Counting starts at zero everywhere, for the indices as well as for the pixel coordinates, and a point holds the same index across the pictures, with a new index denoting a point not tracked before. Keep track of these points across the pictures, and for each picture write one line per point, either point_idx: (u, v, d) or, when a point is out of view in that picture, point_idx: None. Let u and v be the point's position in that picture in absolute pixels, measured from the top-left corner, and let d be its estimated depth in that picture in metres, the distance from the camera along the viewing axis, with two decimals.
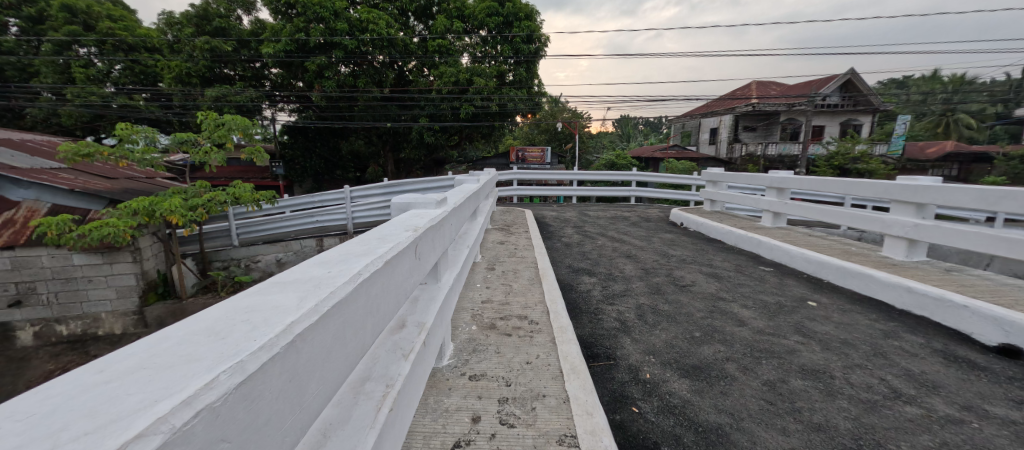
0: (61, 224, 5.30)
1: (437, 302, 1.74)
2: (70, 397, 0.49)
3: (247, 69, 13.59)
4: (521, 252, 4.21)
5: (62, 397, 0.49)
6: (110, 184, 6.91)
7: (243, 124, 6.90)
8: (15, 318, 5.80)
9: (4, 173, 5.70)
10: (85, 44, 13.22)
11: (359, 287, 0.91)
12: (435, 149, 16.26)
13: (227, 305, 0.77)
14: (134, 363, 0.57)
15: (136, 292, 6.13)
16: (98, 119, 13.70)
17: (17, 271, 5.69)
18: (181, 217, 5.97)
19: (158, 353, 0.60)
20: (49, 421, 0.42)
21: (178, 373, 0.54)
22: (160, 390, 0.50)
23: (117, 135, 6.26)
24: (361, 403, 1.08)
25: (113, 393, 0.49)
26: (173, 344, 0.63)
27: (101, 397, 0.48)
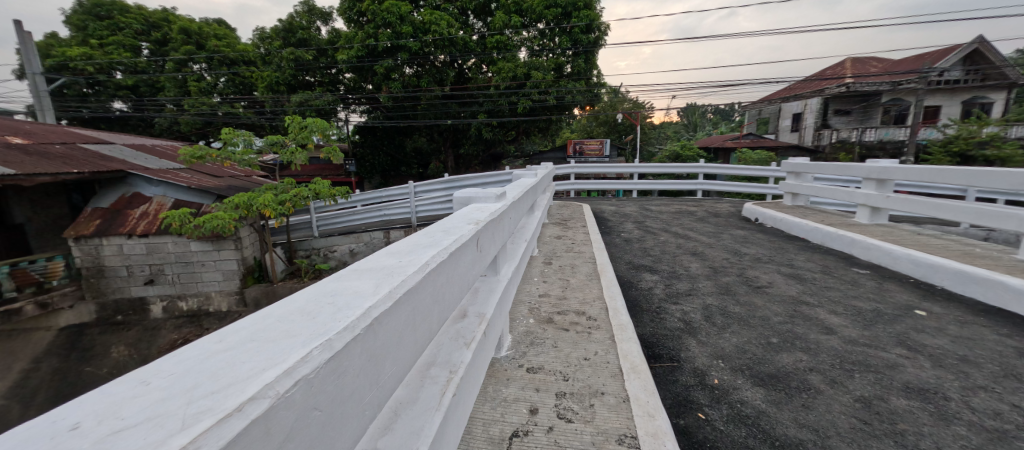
0: (182, 216, 6.21)
1: (497, 293, 1.78)
2: (198, 361, 0.57)
3: (325, 76, 14.45)
4: (578, 247, 4.15)
5: (191, 362, 0.57)
6: (215, 181, 7.94)
7: (322, 126, 7.50)
8: (149, 294, 6.86)
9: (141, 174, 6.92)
10: (198, 61, 15.25)
11: (427, 276, 0.95)
12: (492, 144, 16.57)
13: (317, 287, 0.84)
14: (245, 336, 0.65)
15: (238, 275, 6.97)
16: (208, 126, 15.72)
17: (150, 254, 6.71)
18: (273, 211, 6.66)
19: (268, 326, 0.68)
20: (181, 392, 0.48)
21: (278, 346, 0.60)
22: (266, 358, 0.56)
23: (223, 139, 7.11)
24: (427, 386, 1.13)
25: (228, 360, 0.56)
26: (273, 320, 0.70)
27: (223, 362, 0.56)
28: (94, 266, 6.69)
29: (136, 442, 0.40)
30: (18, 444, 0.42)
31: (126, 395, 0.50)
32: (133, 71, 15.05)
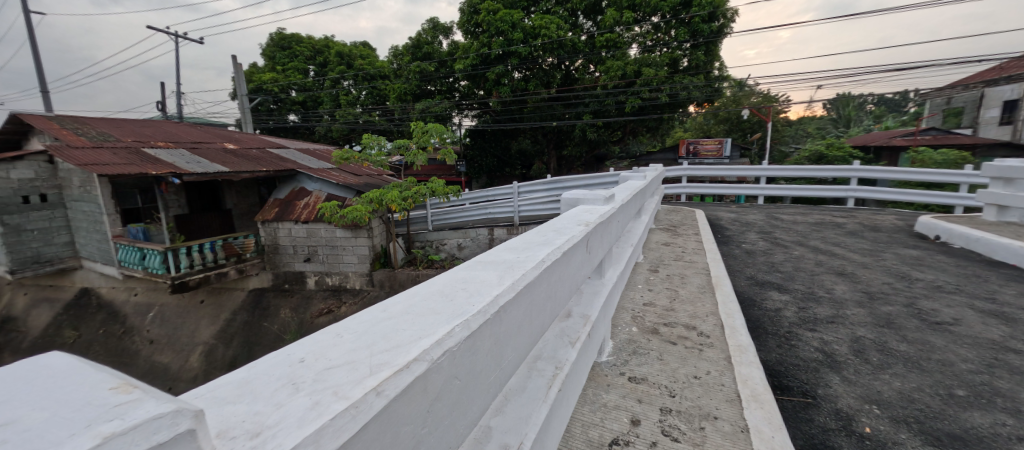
0: (332, 208, 7.37)
1: (601, 297, 1.74)
2: (370, 325, 0.72)
3: (444, 84, 15.69)
4: (689, 256, 3.82)
5: (365, 326, 0.72)
6: (355, 179, 9.30)
7: (440, 130, 8.23)
8: (306, 269, 8.30)
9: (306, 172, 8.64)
10: (347, 79, 18.00)
11: (545, 271, 0.99)
12: (597, 145, 16.21)
13: (449, 275, 0.96)
14: (401, 308, 0.78)
15: (369, 259, 8.04)
16: (351, 133, 18.41)
17: (308, 237, 8.13)
18: (398, 205, 7.51)
19: (414, 303, 0.82)
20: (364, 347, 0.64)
21: (428, 320, 0.72)
22: (420, 331, 0.68)
23: (363, 143, 8.25)
24: (534, 378, 1.16)
25: (392, 328, 0.70)
26: (420, 298, 0.83)
27: (388, 329, 0.70)
28: (270, 244, 8.35)
29: (342, 379, 0.55)
30: (269, 368, 0.61)
31: (325, 344, 0.67)
32: (303, 89, 18.46)
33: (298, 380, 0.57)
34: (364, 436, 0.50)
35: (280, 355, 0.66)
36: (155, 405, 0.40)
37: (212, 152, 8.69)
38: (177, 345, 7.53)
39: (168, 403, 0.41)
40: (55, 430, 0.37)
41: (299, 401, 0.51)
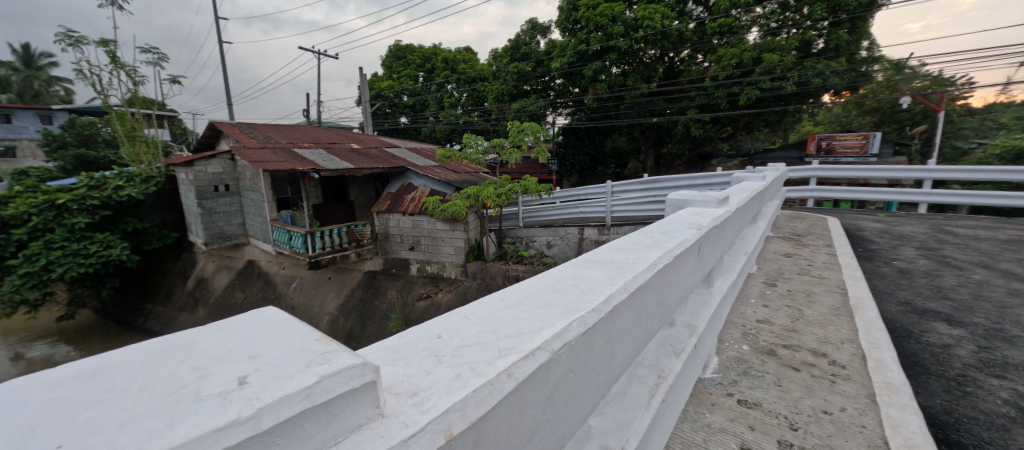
0: (434, 202, 8.02)
1: (710, 308, 1.61)
2: (493, 313, 0.88)
3: (539, 84, 15.64)
4: (819, 271, 3.30)
5: (490, 312, 0.89)
6: (455, 175, 9.92)
7: (534, 129, 8.33)
8: (410, 257, 9.09)
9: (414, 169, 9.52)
10: (451, 83, 19.26)
11: (653, 276, 1.02)
12: (703, 142, 14.84)
13: (558, 273, 1.08)
14: (518, 300, 0.94)
15: (464, 251, 8.53)
16: (452, 133, 19.61)
17: (413, 228, 8.92)
18: (493, 202, 7.79)
19: (528, 294, 0.97)
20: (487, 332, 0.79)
21: (545, 314, 0.84)
22: (538, 322, 0.81)
23: (463, 143, 8.75)
24: (635, 384, 1.12)
25: (512, 316, 0.85)
26: (535, 292, 0.97)
27: (507, 317, 0.85)
28: (382, 233, 9.32)
29: (477, 357, 0.71)
30: (412, 342, 0.80)
31: (460, 324, 0.86)
32: (413, 94, 20.27)
33: (440, 352, 0.74)
34: (496, 411, 0.64)
35: (420, 333, 0.85)
36: (345, 359, 0.58)
37: (342, 151, 10.03)
38: (311, 312, 9.21)
39: (351, 357, 0.60)
40: (284, 367, 0.58)
41: (442, 372, 0.68)
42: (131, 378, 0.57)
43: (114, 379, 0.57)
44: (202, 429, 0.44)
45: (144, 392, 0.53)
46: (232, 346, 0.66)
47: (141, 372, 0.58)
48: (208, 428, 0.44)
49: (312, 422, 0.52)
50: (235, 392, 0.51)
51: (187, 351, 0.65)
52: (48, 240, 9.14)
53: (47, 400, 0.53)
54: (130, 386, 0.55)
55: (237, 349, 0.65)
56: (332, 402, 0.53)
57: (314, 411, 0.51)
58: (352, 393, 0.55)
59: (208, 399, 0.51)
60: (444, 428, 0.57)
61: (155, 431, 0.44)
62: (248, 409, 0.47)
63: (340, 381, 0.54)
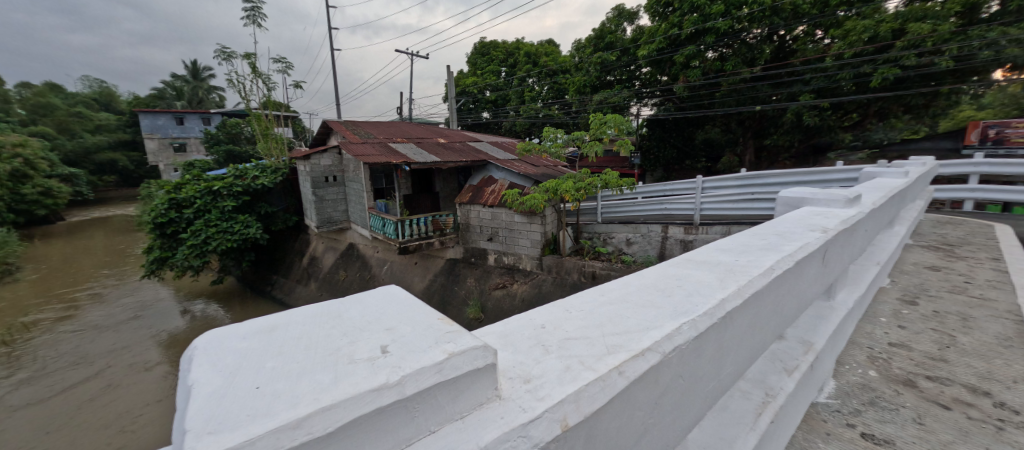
0: (514, 195, 8.07)
1: (831, 323, 1.42)
2: (593, 307, 0.94)
3: (624, 73, 14.88)
4: (978, 291, 2.69)
5: (591, 306, 0.95)
6: (535, 169, 9.98)
7: (618, 121, 7.98)
8: (488, 248, 9.37)
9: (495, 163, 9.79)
10: (533, 77, 19.36)
11: (770, 281, 0.99)
12: (818, 133, 12.94)
13: (658, 272, 1.10)
14: (617, 296, 0.98)
15: (541, 244, 8.57)
16: (532, 127, 19.69)
17: (492, 220, 9.16)
18: (572, 196, 7.66)
19: (631, 292, 1.01)
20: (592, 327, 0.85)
21: (651, 313, 0.87)
22: (644, 322, 0.84)
23: (543, 136, 8.73)
24: (738, 398, 1.05)
25: (615, 313, 0.89)
26: (635, 290, 1.00)
27: (609, 314, 0.89)
28: (463, 223, 9.72)
29: (584, 351, 0.76)
30: (518, 329, 0.89)
31: (560, 316, 0.93)
32: (496, 89, 20.76)
33: (546, 345, 0.81)
34: (608, 407, 0.68)
35: (523, 323, 0.93)
36: (468, 341, 0.68)
37: (430, 145, 10.66)
38: None
39: (472, 340, 0.69)
40: (416, 342, 0.70)
41: (551, 364, 0.74)
42: (298, 337, 0.74)
43: (288, 336, 0.75)
44: (361, 387, 0.56)
45: (306, 351, 0.69)
46: (370, 320, 0.81)
47: (306, 334, 0.76)
48: (364, 388, 0.56)
49: (443, 394, 0.62)
50: (378, 359, 0.64)
51: (335, 319, 0.83)
52: (208, 218, 11.28)
53: (248, 347, 0.72)
54: (299, 343, 0.72)
55: (373, 322, 0.79)
56: (459, 378, 0.63)
57: (445, 385, 0.61)
58: (473, 373, 0.64)
59: (360, 362, 0.64)
60: (560, 417, 0.62)
61: (328, 384, 0.58)
62: (391, 376, 0.59)
63: (463, 360, 0.63)
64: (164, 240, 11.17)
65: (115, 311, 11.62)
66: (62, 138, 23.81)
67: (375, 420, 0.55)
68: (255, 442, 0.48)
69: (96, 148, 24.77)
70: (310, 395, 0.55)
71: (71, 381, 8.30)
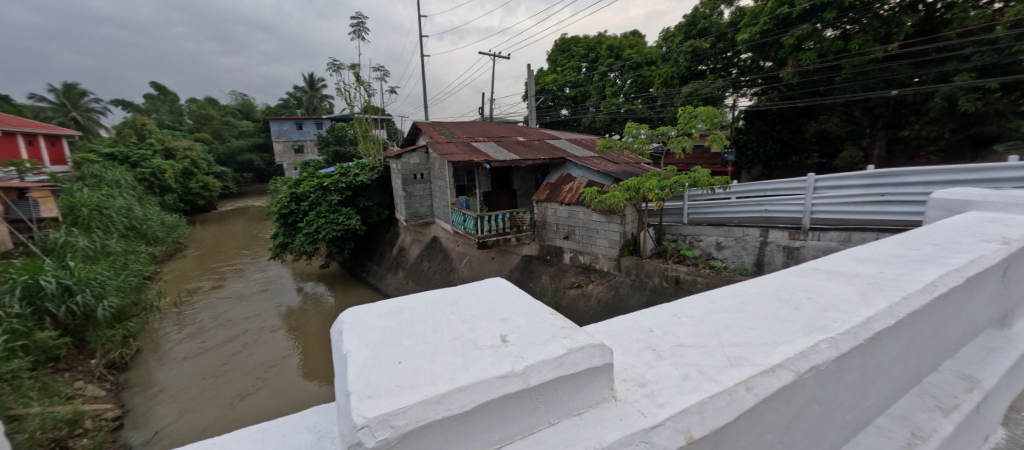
0: (592, 192, 7.98)
1: (1003, 361, 1.30)
2: (708, 314, 1.15)
3: (720, 61, 13.64)
4: None
5: (704, 313, 1.16)
6: (615, 167, 9.65)
7: (711, 114, 7.33)
8: (564, 246, 9.28)
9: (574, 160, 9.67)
10: (615, 71, 18.68)
11: (915, 305, 1.10)
12: (977, 120, 10.49)
13: (773, 288, 1.26)
14: (733, 305, 1.17)
15: (619, 245, 8.26)
16: (613, 122, 19.01)
17: (569, 218, 9.05)
18: (655, 195, 7.23)
19: (747, 301, 1.20)
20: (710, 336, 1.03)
21: (780, 327, 1.03)
22: (775, 337, 1.00)
23: (625, 132, 8.37)
24: (876, 430, 1.08)
25: (738, 324, 1.07)
26: (751, 302, 1.18)
27: (730, 324, 1.08)
28: (540, 220, 9.74)
29: (708, 361, 0.94)
30: (626, 331, 1.11)
31: (675, 318, 1.15)
32: (576, 86, 20.49)
33: (658, 347, 1.02)
34: (739, 422, 0.83)
35: (632, 325, 1.16)
36: (585, 338, 0.88)
37: (510, 143, 10.89)
38: None
39: (588, 338, 0.89)
40: (528, 334, 0.91)
41: (667, 369, 0.92)
42: (422, 320, 1.00)
43: (416, 317, 1.02)
44: (491, 373, 0.77)
45: (430, 335, 0.93)
46: (480, 310, 1.06)
47: (426, 318, 1.01)
48: (493, 374, 0.76)
49: (563, 389, 0.81)
50: (500, 347, 0.86)
51: (449, 306, 1.09)
52: (319, 211, 12.85)
53: (383, 324, 0.98)
54: (425, 327, 0.97)
55: (488, 313, 1.04)
56: (578, 375, 0.81)
57: (564, 378, 0.81)
58: (587, 374, 0.82)
59: (485, 349, 0.86)
60: (684, 429, 0.77)
61: (460, 366, 0.79)
62: (516, 366, 0.79)
63: (581, 356, 0.82)
64: (285, 228, 12.97)
65: (250, 283, 13.86)
66: (214, 142, 28.90)
67: (505, 404, 0.74)
68: (407, 410, 0.67)
69: (237, 150, 29.69)
70: (448, 375, 0.76)
71: (218, 338, 10.06)
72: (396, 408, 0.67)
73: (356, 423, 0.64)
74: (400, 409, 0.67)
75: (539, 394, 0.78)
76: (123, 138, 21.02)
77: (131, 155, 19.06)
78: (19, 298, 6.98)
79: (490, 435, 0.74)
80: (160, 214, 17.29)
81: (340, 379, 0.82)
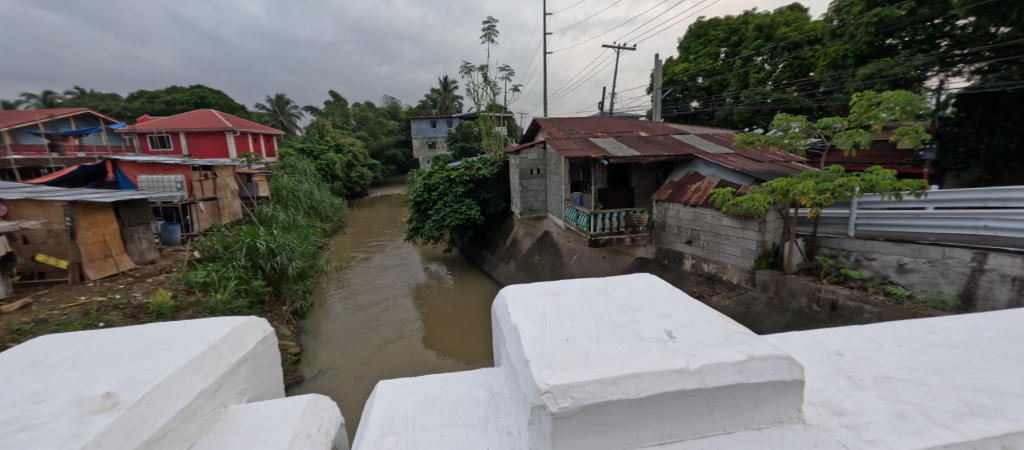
0: (724, 194, 7.07)
1: None
2: (909, 353, 1.31)
3: (922, 31, 10.34)
4: None
5: (897, 347, 1.35)
6: (757, 165, 8.45)
7: (906, 100, 5.81)
8: (686, 251, 8.52)
9: (704, 158, 8.77)
10: (763, 54, 16.10)
11: None
12: None
13: (975, 338, 1.39)
14: (927, 347, 1.34)
15: (754, 255, 7.24)
16: (757, 114, 16.52)
17: (694, 221, 8.25)
18: (809, 200, 6.04)
19: (957, 348, 1.33)
20: (937, 373, 1.20)
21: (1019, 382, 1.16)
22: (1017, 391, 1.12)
23: (774, 125, 7.23)
24: None
25: (961, 370, 1.21)
26: (964, 349, 1.32)
27: (939, 365, 1.24)
28: (659, 221, 9.11)
29: (931, 400, 1.09)
30: (813, 353, 1.33)
31: (871, 346, 1.37)
32: (711, 74, 18.32)
33: (855, 375, 1.21)
34: None
35: (818, 344, 1.39)
36: (767, 350, 1.07)
37: (631, 139, 10.36)
38: None
39: (773, 349, 1.08)
40: (691, 334, 1.14)
41: (875, 401, 1.10)
42: (577, 302, 1.33)
43: (572, 301, 1.33)
44: (664, 366, 1.00)
45: (591, 322, 1.20)
46: (636, 304, 1.33)
47: (579, 304, 1.31)
48: (668, 368, 0.99)
49: (741, 400, 1.01)
50: (667, 342, 1.09)
51: (602, 298, 1.37)
52: (445, 201, 14.12)
53: (542, 303, 1.33)
54: (584, 313, 1.26)
55: (646, 307, 1.30)
56: (761, 386, 1.01)
57: (748, 385, 1.00)
58: (770, 386, 1.01)
59: (652, 342, 1.10)
60: None
61: (631, 353, 1.04)
62: (690, 364, 1.01)
63: (765, 366, 1.02)
64: (418, 215, 14.61)
65: (389, 259, 16.01)
66: (369, 139, 33.97)
67: (680, 395, 0.97)
68: (585, 386, 0.91)
69: (385, 146, 34.37)
70: (620, 361, 1.01)
71: (366, 301, 11.88)
72: (574, 382, 0.92)
73: (541, 387, 0.91)
74: (579, 384, 0.92)
75: (716, 396, 0.99)
76: (308, 136, 26.20)
77: (313, 149, 23.68)
78: (244, 254, 9.30)
79: (662, 429, 0.97)
80: (330, 197, 21.17)
81: (516, 346, 1.12)
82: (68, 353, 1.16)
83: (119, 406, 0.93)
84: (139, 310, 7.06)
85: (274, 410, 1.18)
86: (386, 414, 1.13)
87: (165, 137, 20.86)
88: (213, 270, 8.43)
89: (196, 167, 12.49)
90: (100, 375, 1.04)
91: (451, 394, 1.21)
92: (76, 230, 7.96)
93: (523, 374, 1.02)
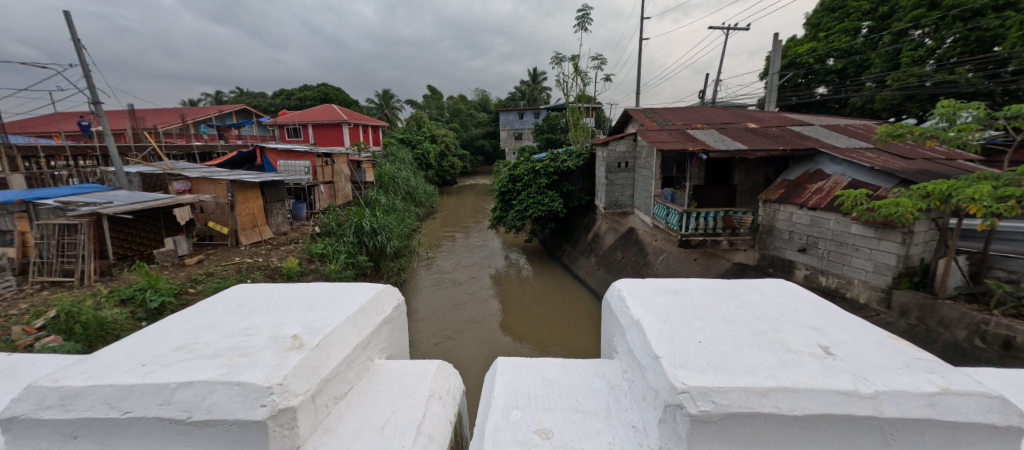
0: (857, 197, 5.98)
1: None
2: None
3: None
4: None
5: None
6: (906, 164, 7.02)
7: None
8: (799, 260, 7.50)
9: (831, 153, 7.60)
10: (924, 25, 12.76)
11: None
12: None
13: None
14: None
15: (892, 272, 6.09)
16: (909, 101, 13.65)
17: (811, 226, 7.21)
18: (980, 208, 4.82)
19: None
20: None
21: None
22: None
23: (938, 114, 5.97)
24: None
25: None
26: None
27: None
28: (766, 224, 8.13)
29: None
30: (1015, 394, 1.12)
31: None
32: (845, 55, 15.42)
33: None
34: None
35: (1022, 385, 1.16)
36: (969, 385, 0.91)
37: (736, 131, 9.35)
38: None
39: (977, 386, 0.91)
40: (855, 354, 1.01)
41: None
42: (699, 301, 1.26)
43: (694, 300, 1.26)
44: (828, 385, 0.89)
45: (724, 325, 1.12)
46: (773, 311, 1.21)
47: (705, 305, 1.24)
48: (832, 388, 0.88)
49: (931, 436, 0.86)
50: (824, 358, 0.98)
51: (732, 301, 1.27)
52: (529, 191, 14.28)
53: (663, 299, 1.27)
54: (713, 314, 1.18)
55: (789, 317, 1.18)
56: (957, 428, 0.86)
57: (942, 424, 0.86)
58: (971, 427, 0.86)
59: (806, 355, 0.99)
60: None
61: (784, 365, 0.95)
62: (861, 387, 0.89)
63: (966, 404, 0.87)
64: (502, 205, 15.03)
65: (472, 244, 16.68)
66: (461, 130, 35.62)
67: (848, 421, 0.86)
68: (730, 392, 0.86)
69: (475, 137, 35.76)
70: (768, 371, 0.93)
71: (451, 281, 12.58)
72: (716, 386, 0.87)
73: (678, 387, 0.87)
74: (721, 390, 0.86)
75: (896, 430, 0.86)
76: (408, 127, 28.41)
77: (412, 139, 25.62)
78: (353, 231, 10.53)
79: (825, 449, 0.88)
80: (425, 185, 22.76)
81: (640, 341, 1.10)
82: (257, 300, 1.42)
83: (303, 347, 1.08)
84: (274, 272, 8.45)
85: (409, 370, 1.34)
86: (509, 389, 1.17)
87: (298, 128, 24.47)
88: (330, 245, 9.74)
89: (319, 155, 14.36)
90: (286, 320, 1.24)
91: (568, 379, 1.22)
92: (235, 204, 9.75)
93: (650, 369, 1.00)
